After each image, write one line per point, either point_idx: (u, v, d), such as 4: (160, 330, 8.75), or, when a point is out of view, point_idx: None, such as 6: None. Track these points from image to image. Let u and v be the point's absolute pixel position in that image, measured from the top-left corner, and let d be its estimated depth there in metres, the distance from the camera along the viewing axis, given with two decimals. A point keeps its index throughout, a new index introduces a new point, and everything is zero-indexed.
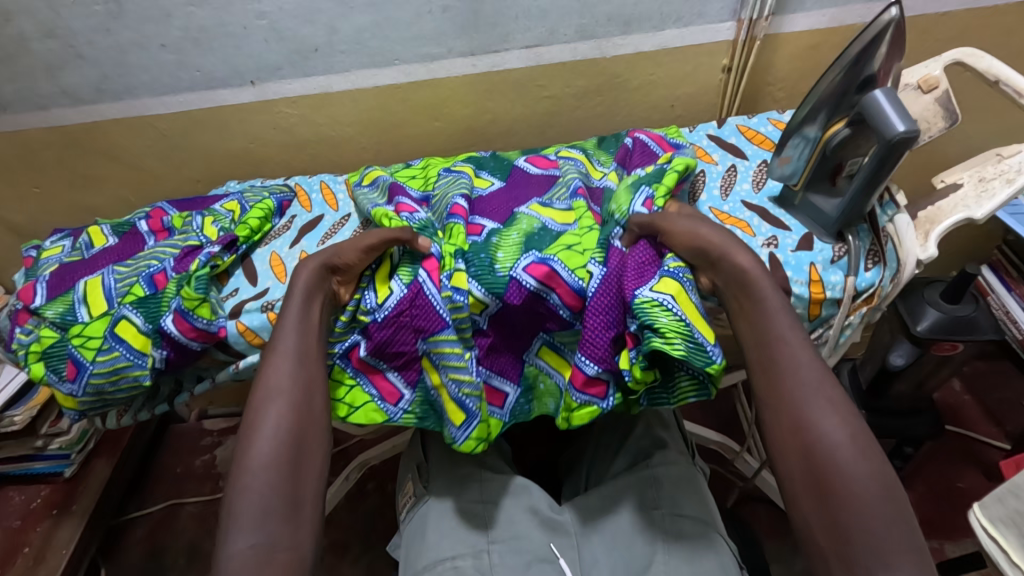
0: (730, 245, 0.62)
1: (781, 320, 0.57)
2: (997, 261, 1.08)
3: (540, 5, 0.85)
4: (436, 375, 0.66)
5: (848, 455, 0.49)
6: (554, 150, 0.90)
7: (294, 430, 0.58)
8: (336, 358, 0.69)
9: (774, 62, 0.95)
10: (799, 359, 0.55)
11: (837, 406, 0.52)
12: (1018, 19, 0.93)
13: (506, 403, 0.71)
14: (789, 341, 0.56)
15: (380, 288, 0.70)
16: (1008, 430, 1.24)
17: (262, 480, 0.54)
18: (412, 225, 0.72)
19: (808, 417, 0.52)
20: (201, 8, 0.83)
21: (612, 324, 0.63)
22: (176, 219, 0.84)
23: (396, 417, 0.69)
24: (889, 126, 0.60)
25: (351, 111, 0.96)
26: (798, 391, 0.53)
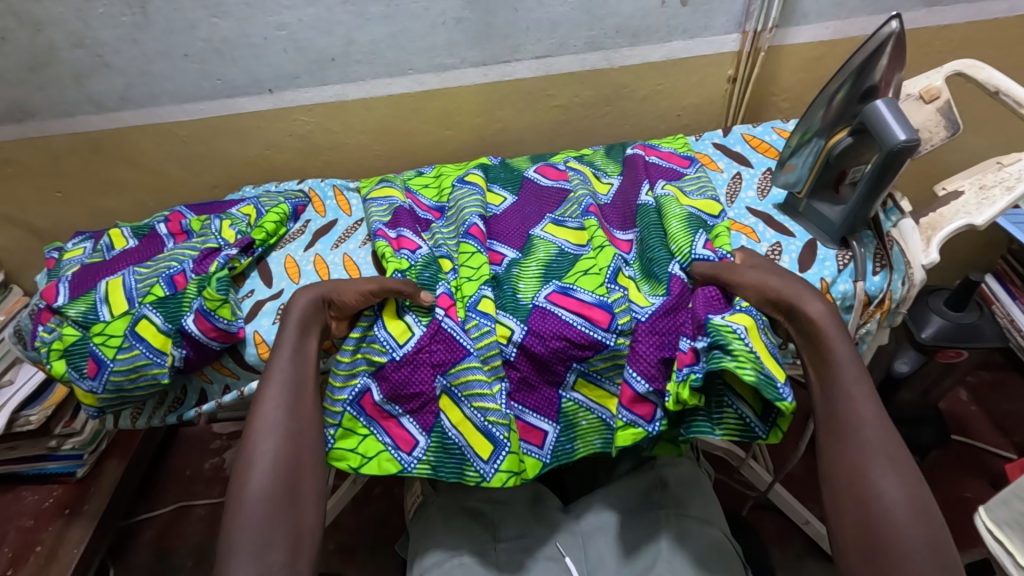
0: (799, 295, 0.62)
1: (849, 372, 0.56)
2: (1002, 271, 1.10)
3: (550, 17, 0.88)
4: (457, 412, 0.67)
5: (901, 516, 0.48)
6: (563, 159, 0.92)
7: (293, 459, 0.58)
8: (348, 406, 0.67)
9: (779, 73, 0.98)
10: (863, 416, 0.54)
11: (897, 467, 0.51)
12: (1019, 33, 0.95)
13: (545, 442, 0.68)
14: (852, 395, 0.55)
15: (393, 328, 0.70)
16: (1016, 441, 1.24)
17: (260, 514, 0.53)
18: (414, 263, 0.74)
19: (866, 474, 0.51)
20: (224, 19, 0.86)
21: (669, 345, 0.65)
22: (194, 223, 0.87)
23: (410, 468, 0.66)
24: (891, 133, 0.62)
25: (365, 118, 0.99)
26: (858, 447, 0.52)
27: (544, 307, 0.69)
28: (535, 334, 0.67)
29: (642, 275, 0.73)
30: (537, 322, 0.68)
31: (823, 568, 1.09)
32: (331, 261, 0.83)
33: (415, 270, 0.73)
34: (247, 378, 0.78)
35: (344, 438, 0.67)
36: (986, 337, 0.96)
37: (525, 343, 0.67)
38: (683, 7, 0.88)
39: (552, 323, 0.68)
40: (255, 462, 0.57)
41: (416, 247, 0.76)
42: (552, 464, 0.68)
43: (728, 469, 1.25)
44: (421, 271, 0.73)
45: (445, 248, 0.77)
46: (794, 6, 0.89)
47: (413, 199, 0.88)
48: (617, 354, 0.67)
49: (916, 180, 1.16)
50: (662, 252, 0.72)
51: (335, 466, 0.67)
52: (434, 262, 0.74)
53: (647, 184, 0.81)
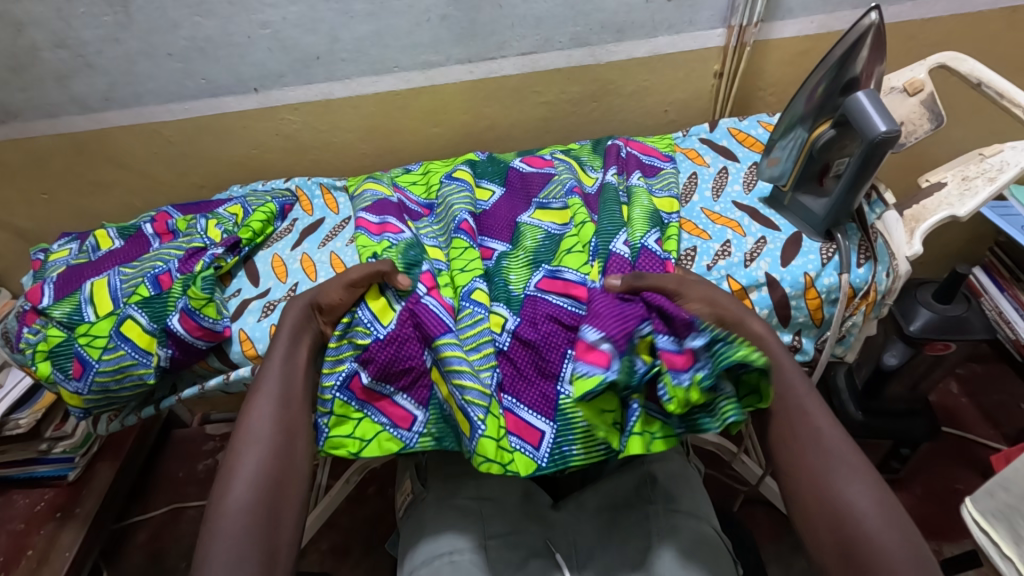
0: (738, 317, 0.63)
1: (799, 387, 0.58)
2: (991, 263, 1.12)
3: (535, 13, 0.88)
4: (445, 386, 0.65)
5: (876, 524, 0.49)
6: (549, 152, 0.92)
7: (276, 471, 0.57)
8: (337, 391, 0.66)
9: (765, 67, 0.97)
10: (819, 428, 0.55)
11: (863, 475, 0.52)
12: (1004, 25, 0.95)
13: (542, 442, 0.62)
14: (809, 410, 0.57)
15: (376, 308, 0.70)
16: (1005, 432, 1.25)
17: (240, 526, 0.53)
18: (396, 245, 0.76)
19: (833, 484, 0.52)
20: (207, 18, 0.85)
21: (622, 305, 0.61)
22: (181, 222, 0.87)
23: (413, 443, 0.65)
24: (872, 125, 0.62)
25: (352, 117, 0.98)
26: (822, 459, 0.53)
27: (535, 296, 0.69)
28: (526, 322, 0.67)
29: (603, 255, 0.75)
30: (529, 309, 0.68)
31: None
32: (318, 259, 0.83)
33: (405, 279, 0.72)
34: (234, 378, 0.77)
35: (337, 426, 0.65)
36: (975, 330, 0.96)
37: (518, 331, 0.67)
38: (667, 2, 0.88)
39: (543, 307, 0.68)
40: (237, 473, 0.56)
41: (396, 230, 0.78)
42: (548, 468, 0.62)
43: (721, 463, 1.25)
44: (405, 249, 0.75)
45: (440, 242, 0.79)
46: (779, 0, 0.89)
47: (402, 194, 0.88)
48: None
49: (904, 174, 1.16)
50: (609, 225, 0.73)
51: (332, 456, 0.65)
52: (415, 245, 0.77)
53: (613, 170, 0.84)
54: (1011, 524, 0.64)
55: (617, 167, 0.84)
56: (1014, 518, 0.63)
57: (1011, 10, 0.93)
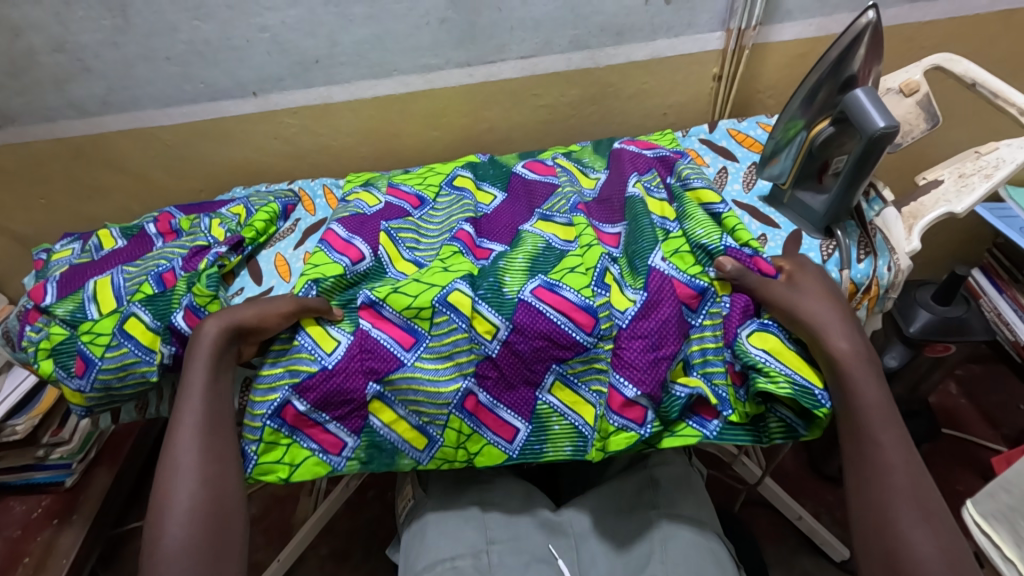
0: (825, 327, 0.62)
1: (878, 421, 0.58)
2: (988, 265, 1.13)
3: (534, 16, 0.88)
4: (389, 413, 0.68)
5: (935, 570, 0.49)
6: (550, 156, 0.92)
7: (212, 506, 0.58)
8: (269, 418, 0.66)
9: (764, 69, 0.98)
10: (890, 462, 0.56)
11: (929, 517, 0.52)
12: (1000, 28, 0.95)
13: (515, 438, 0.69)
14: (881, 443, 0.57)
15: (317, 335, 0.69)
16: (1005, 433, 1.25)
17: (182, 567, 0.54)
18: (348, 274, 0.73)
19: (896, 522, 0.53)
20: (206, 22, 0.85)
21: (653, 346, 0.65)
22: (184, 221, 0.86)
23: (340, 467, 0.68)
24: (870, 122, 0.62)
25: (351, 120, 0.98)
26: (888, 495, 0.54)
27: (531, 303, 0.67)
28: (518, 330, 0.67)
29: (628, 269, 0.72)
30: (524, 319, 0.67)
31: (817, 565, 1.10)
32: None
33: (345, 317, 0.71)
34: None
35: (265, 452, 0.67)
36: (975, 331, 0.97)
37: (510, 341, 0.67)
38: (666, 5, 0.88)
39: (542, 324, 0.67)
40: (173, 513, 0.57)
41: (358, 254, 0.74)
42: (518, 459, 0.69)
43: (721, 464, 1.26)
44: (347, 286, 0.73)
45: (423, 257, 0.77)
46: (778, 3, 0.90)
47: (394, 188, 0.88)
48: (594, 357, 0.68)
49: (902, 176, 1.17)
50: (645, 243, 0.71)
51: (260, 480, 0.67)
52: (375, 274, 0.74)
53: (635, 176, 0.80)
54: (1012, 525, 0.64)
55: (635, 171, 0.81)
56: (1016, 519, 0.64)
57: (1008, 12, 0.93)
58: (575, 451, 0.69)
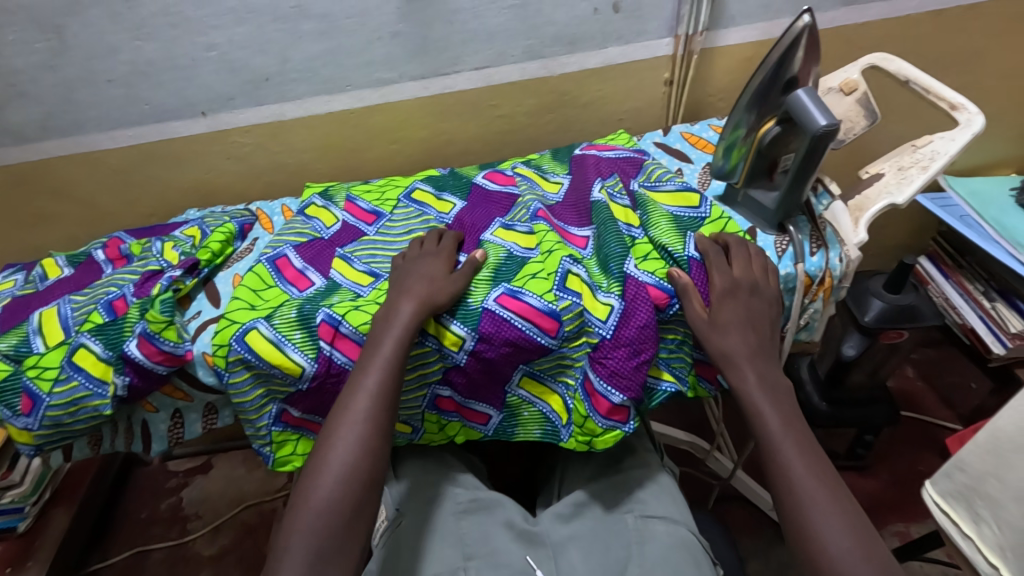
0: (730, 363, 0.63)
1: (776, 437, 0.59)
2: (934, 252, 1.17)
3: (486, 28, 0.88)
4: None
5: (851, 565, 0.52)
6: (510, 166, 0.92)
7: (362, 478, 0.60)
8: (274, 426, 0.74)
9: (713, 74, 1.00)
10: (793, 475, 0.57)
11: (842, 519, 0.54)
12: (930, 28, 1.00)
13: (489, 421, 0.75)
14: (781, 452, 0.58)
15: (275, 360, 0.67)
16: (960, 412, 1.31)
17: (320, 526, 0.57)
18: (301, 300, 0.73)
19: (813, 530, 0.54)
20: (148, 42, 0.83)
21: (634, 353, 0.66)
22: (134, 246, 0.82)
23: None
24: (812, 121, 0.64)
25: (307, 137, 0.97)
26: (802, 502, 0.55)
27: (494, 311, 0.67)
28: (484, 340, 0.67)
29: (597, 270, 0.71)
30: (488, 329, 0.67)
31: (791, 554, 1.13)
32: None
33: (304, 337, 0.69)
34: (200, 401, 0.74)
35: (280, 448, 0.75)
36: (924, 316, 1.01)
37: (477, 350, 0.68)
38: (615, 13, 0.90)
39: (506, 331, 0.67)
40: (327, 469, 0.59)
41: (308, 285, 0.75)
42: (492, 437, 0.76)
43: (694, 462, 1.28)
44: (302, 303, 0.71)
45: (378, 268, 0.77)
46: (722, 9, 0.92)
47: (352, 205, 0.88)
48: (560, 356, 0.70)
49: (849, 171, 1.21)
50: (616, 248, 0.71)
51: (281, 470, 0.76)
52: (321, 292, 0.74)
53: (599, 182, 0.82)
54: (970, 505, 0.68)
55: (598, 176, 0.83)
56: (972, 498, 0.67)
57: (936, 13, 0.98)
58: (544, 433, 0.74)
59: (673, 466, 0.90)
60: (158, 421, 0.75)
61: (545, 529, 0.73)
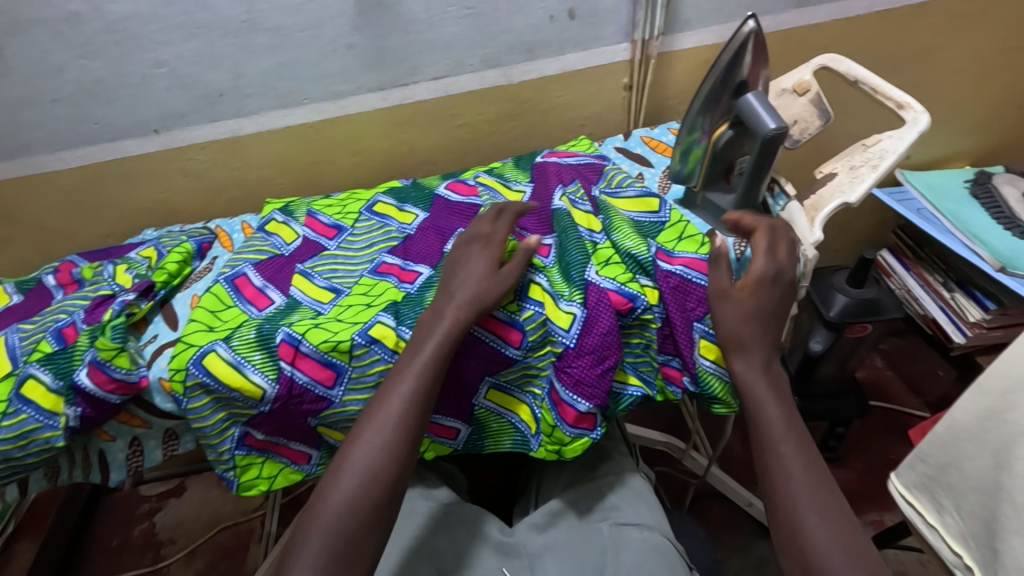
0: (742, 349, 0.63)
1: (777, 432, 0.60)
2: (895, 244, 1.20)
3: (443, 38, 0.88)
4: (338, 432, 0.73)
5: (840, 561, 0.52)
6: (473, 175, 0.91)
7: (383, 482, 0.57)
8: (236, 449, 0.72)
9: (672, 77, 1.01)
10: (791, 472, 0.57)
11: (831, 516, 0.55)
12: (880, 27, 1.02)
13: (458, 435, 0.74)
14: (780, 452, 0.59)
15: (235, 382, 0.66)
16: (928, 399, 1.34)
17: (341, 527, 0.55)
18: (260, 319, 0.71)
19: (804, 526, 0.55)
20: (94, 60, 0.80)
21: (598, 360, 0.66)
22: (86, 270, 0.80)
23: (313, 471, 0.76)
24: (761, 124, 0.65)
25: (266, 152, 0.95)
26: (796, 498, 0.56)
27: None
28: None
29: (559, 278, 0.71)
30: None
31: (770, 548, 1.15)
32: None
33: (264, 358, 0.67)
34: (159, 428, 0.72)
35: (244, 472, 0.73)
36: (887, 309, 1.03)
37: None
38: (572, 20, 0.90)
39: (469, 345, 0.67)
40: (347, 470, 0.57)
41: (267, 304, 0.74)
42: (462, 450, 0.76)
43: (672, 461, 1.29)
44: (261, 323, 0.70)
45: (339, 283, 0.76)
46: (677, 13, 0.93)
47: (312, 220, 0.86)
48: (525, 366, 0.70)
49: (810, 168, 1.23)
50: (577, 255, 0.70)
51: (246, 495, 0.74)
52: (279, 312, 0.72)
53: (560, 189, 0.80)
54: (932, 495, 0.69)
55: (560, 183, 0.82)
56: (934, 488, 0.68)
57: (884, 12, 1.01)
58: (513, 444, 0.74)
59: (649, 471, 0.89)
60: (115, 450, 0.73)
61: (521, 539, 0.72)
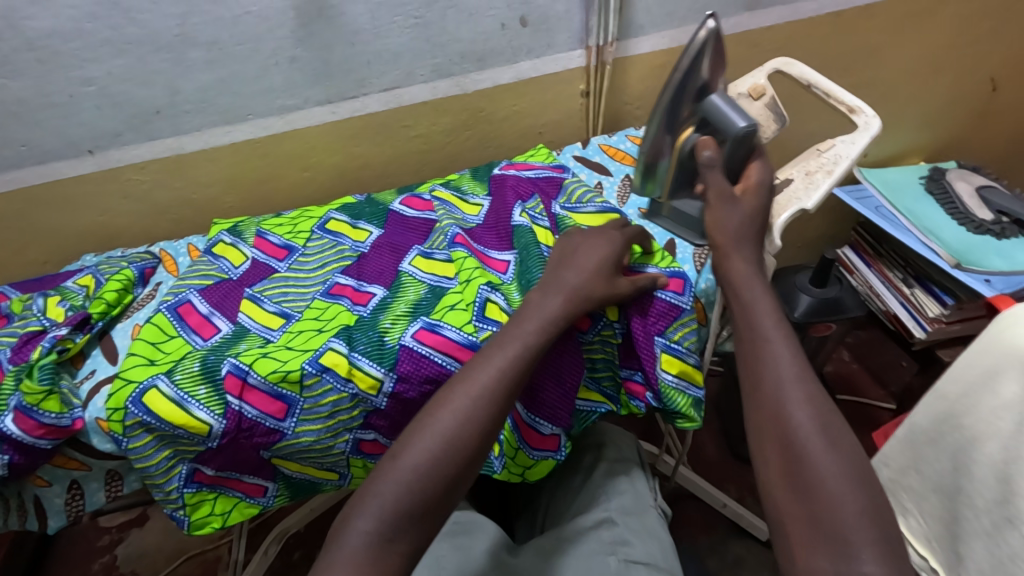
0: (738, 244, 0.61)
1: (766, 322, 0.55)
2: (856, 241, 1.21)
3: (391, 48, 0.85)
4: (293, 463, 0.70)
5: (818, 445, 0.47)
6: (428, 189, 0.88)
7: (473, 445, 0.51)
8: (185, 488, 0.68)
9: (628, 82, 1.00)
10: (779, 356, 0.52)
11: (815, 402, 0.49)
12: (832, 28, 1.03)
13: None
14: (771, 340, 0.53)
15: (178, 420, 0.62)
16: (892, 391, 1.35)
17: (405, 493, 0.49)
18: (204, 350, 0.68)
19: (783, 404, 0.49)
20: (15, 79, 0.75)
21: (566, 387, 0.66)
22: (15, 303, 0.75)
23: (269, 503, 0.74)
24: (733, 124, 0.64)
25: (210, 170, 0.91)
26: (778, 380, 0.51)
27: (413, 348, 0.64)
28: (403, 380, 0.64)
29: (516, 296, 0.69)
30: (407, 367, 0.64)
31: (745, 547, 1.15)
32: None
33: (209, 393, 0.64)
34: (100, 469, 0.68)
35: (195, 511, 0.69)
36: (847, 307, 1.04)
37: (397, 391, 0.64)
38: (523, 27, 0.88)
39: (426, 368, 0.64)
40: (438, 432, 0.51)
41: (213, 333, 0.70)
42: None
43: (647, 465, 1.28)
44: (205, 354, 0.66)
45: (290, 308, 0.72)
46: (630, 18, 0.91)
47: (261, 240, 0.83)
48: None
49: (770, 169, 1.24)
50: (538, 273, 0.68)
51: (197, 534, 0.70)
52: (226, 342, 0.69)
53: (519, 206, 0.78)
54: (896, 497, 0.69)
55: (520, 198, 0.80)
56: (897, 491, 0.69)
57: (835, 14, 1.01)
58: None
59: (667, 509, 0.75)
60: (54, 496, 0.68)
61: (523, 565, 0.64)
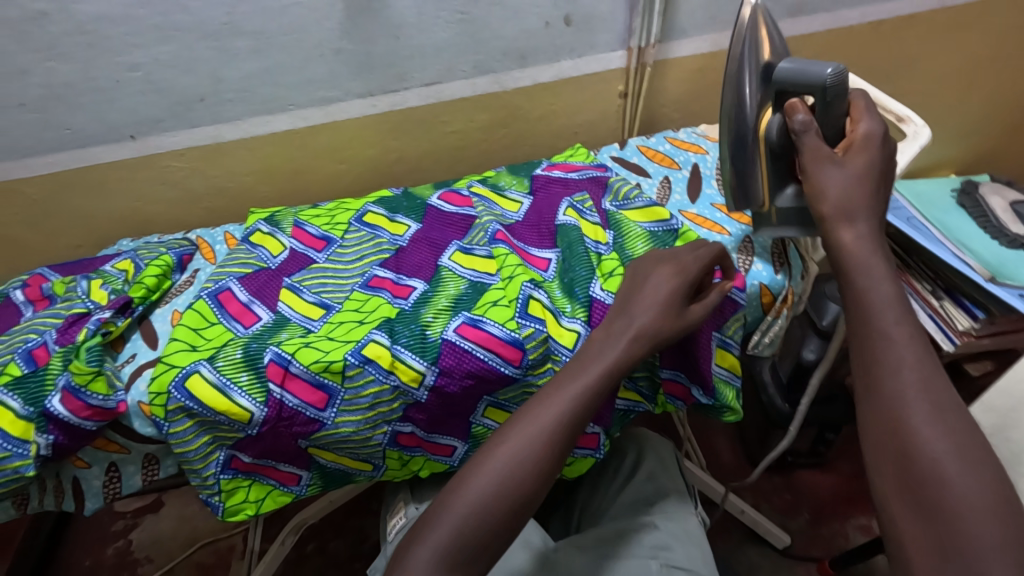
0: (849, 213, 0.54)
1: (887, 318, 0.48)
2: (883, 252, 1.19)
3: (434, 43, 0.85)
4: (329, 453, 0.70)
5: (952, 466, 0.41)
6: (466, 185, 0.88)
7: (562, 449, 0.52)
8: (222, 474, 0.68)
9: (666, 85, 1.00)
10: (905, 360, 0.46)
11: (945, 416, 0.43)
12: (871, 36, 1.03)
13: (454, 453, 0.72)
14: (893, 339, 0.47)
15: (221, 407, 0.63)
16: None
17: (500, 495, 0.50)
18: (245, 338, 0.68)
19: (909, 417, 0.44)
20: (63, 62, 0.76)
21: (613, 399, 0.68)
22: (57, 285, 0.75)
23: (302, 492, 0.73)
24: (817, 73, 0.60)
25: (247, 159, 0.91)
26: (902, 389, 0.45)
27: (455, 343, 0.64)
28: (445, 374, 0.64)
29: (560, 294, 0.69)
30: (449, 360, 0.64)
31: (762, 554, 1.15)
32: None
33: (251, 379, 0.64)
34: (139, 452, 0.68)
35: (229, 497, 0.69)
36: None
37: (439, 385, 0.64)
38: (567, 26, 0.88)
39: (468, 362, 0.64)
40: (525, 436, 0.52)
41: (253, 321, 0.70)
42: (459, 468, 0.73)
43: None
44: (247, 342, 0.67)
45: (329, 299, 0.73)
46: (674, 20, 0.91)
47: (299, 231, 0.83)
48: (525, 385, 0.67)
49: None
50: (582, 270, 0.69)
51: (232, 520, 0.70)
52: (266, 331, 0.69)
53: (566, 201, 0.79)
54: None
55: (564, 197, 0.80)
56: None
57: (875, 23, 1.01)
58: None
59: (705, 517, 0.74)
60: (91, 477, 0.69)
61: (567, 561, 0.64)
